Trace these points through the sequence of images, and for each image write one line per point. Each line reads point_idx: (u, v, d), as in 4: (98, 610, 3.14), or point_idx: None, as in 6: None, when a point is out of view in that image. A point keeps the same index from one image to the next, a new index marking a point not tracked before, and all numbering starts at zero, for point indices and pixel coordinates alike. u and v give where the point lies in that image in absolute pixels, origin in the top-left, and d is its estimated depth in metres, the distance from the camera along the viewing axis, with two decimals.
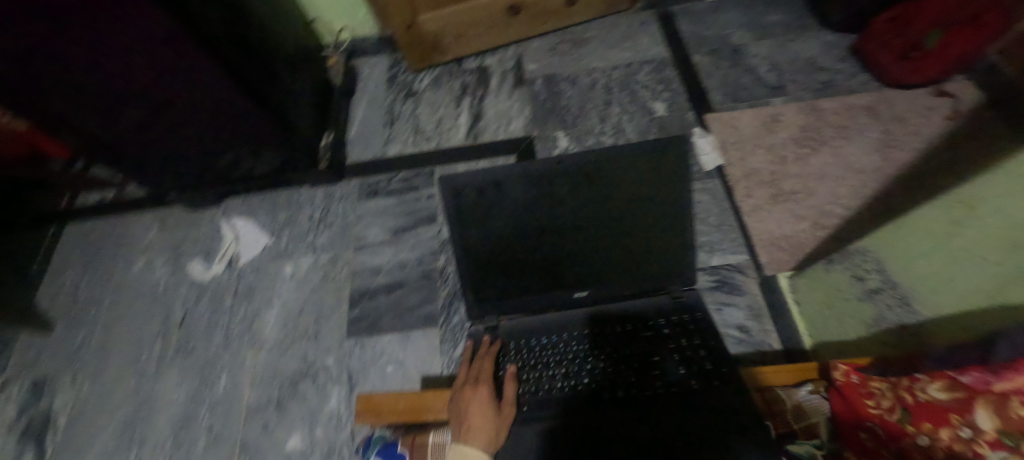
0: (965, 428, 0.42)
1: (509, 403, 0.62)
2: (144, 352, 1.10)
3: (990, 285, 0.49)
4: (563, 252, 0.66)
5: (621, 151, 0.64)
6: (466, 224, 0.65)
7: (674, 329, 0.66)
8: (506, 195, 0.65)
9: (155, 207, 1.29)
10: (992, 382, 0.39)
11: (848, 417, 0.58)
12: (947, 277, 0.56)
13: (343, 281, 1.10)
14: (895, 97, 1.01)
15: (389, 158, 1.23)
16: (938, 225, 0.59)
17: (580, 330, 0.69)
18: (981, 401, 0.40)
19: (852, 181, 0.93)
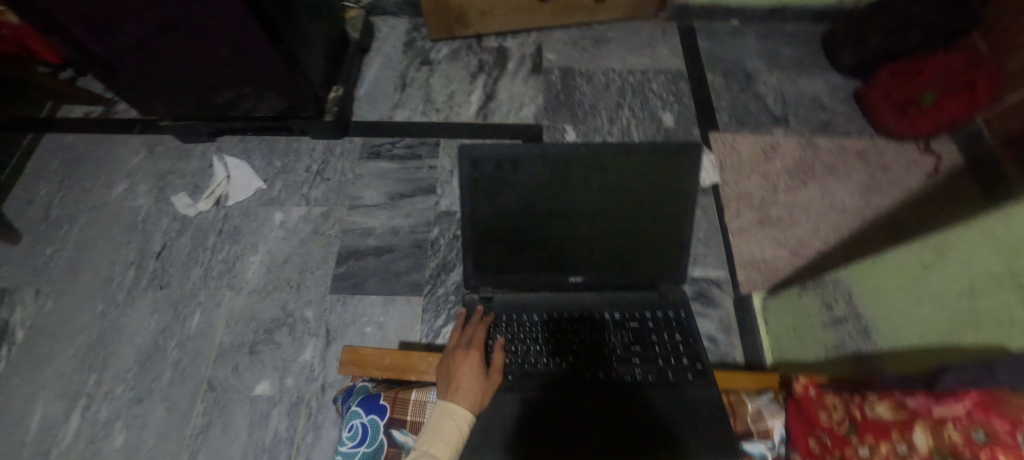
0: (901, 444, 0.49)
1: (496, 370, 0.65)
2: (115, 278, 1.08)
3: (945, 326, 0.55)
4: (564, 237, 0.69)
5: (640, 146, 0.64)
6: (479, 195, 0.66)
7: (658, 322, 0.71)
8: (522, 174, 0.65)
9: (145, 133, 1.25)
10: (933, 407, 0.47)
11: (801, 426, 0.65)
12: (902, 315, 0.62)
13: (333, 237, 1.10)
14: (884, 146, 1.07)
15: (396, 123, 1.22)
16: (902, 266, 0.63)
17: (570, 313, 0.73)
18: (920, 423, 0.48)
19: (833, 218, 0.99)
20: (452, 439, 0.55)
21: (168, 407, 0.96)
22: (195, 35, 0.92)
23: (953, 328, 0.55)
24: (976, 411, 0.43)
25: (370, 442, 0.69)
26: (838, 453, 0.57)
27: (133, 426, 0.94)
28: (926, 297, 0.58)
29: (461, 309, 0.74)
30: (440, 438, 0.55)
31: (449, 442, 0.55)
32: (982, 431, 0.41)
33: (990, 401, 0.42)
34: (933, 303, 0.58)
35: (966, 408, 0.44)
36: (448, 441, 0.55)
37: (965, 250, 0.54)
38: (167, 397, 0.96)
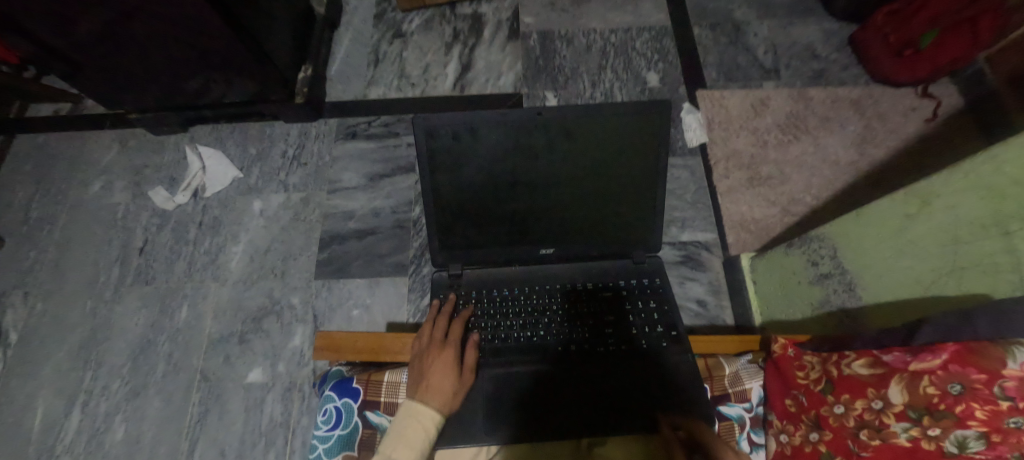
0: (877, 400, 0.47)
1: (469, 369, 0.63)
2: (101, 276, 1.07)
3: (927, 277, 0.53)
4: (532, 207, 0.66)
5: (604, 107, 0.60)
6: (439, 168, 0.62)
7: (633, 291, 0.68)
8: (481, 141, 0.61)
9: (116, 127, 1.22)
10: (909, 362, 0.44)
11: (778, 385, 0.62)
12: (884, 267, 0.59)
13: (314, 222, 1.07)
14: (881, 93, 1.01)
15: (371, 101, 1.18)
16: (887, 216, 0.58)
17: (542, 285, 0.70)
18: (896, 377, 0.45)
19: (828, 172, 0.95)
20: (418, 442, 0.53)
21: (164, 399, 0.96)
22: (149, 26, 0.88)
23: (936, 277, 0.52)
24: (953, 365, 0.41)
25: (345, 425, 0.67)
26: (813, 414, 0.53)
27: (132, 419, 0.95)
28: (909, 247, 0.55)
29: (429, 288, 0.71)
30: (404, 441, 0.53)
31: (414, 446, 0.53)
32: (957, 384, 0.40)
33: (966, 352, 0.41)
34: (915, 252, 0.54)
35: (943, 362, 0.42)
36: (414, 445, 0.53)
37: (952, 194, 0.50)
38: (162, 389, 0.96)
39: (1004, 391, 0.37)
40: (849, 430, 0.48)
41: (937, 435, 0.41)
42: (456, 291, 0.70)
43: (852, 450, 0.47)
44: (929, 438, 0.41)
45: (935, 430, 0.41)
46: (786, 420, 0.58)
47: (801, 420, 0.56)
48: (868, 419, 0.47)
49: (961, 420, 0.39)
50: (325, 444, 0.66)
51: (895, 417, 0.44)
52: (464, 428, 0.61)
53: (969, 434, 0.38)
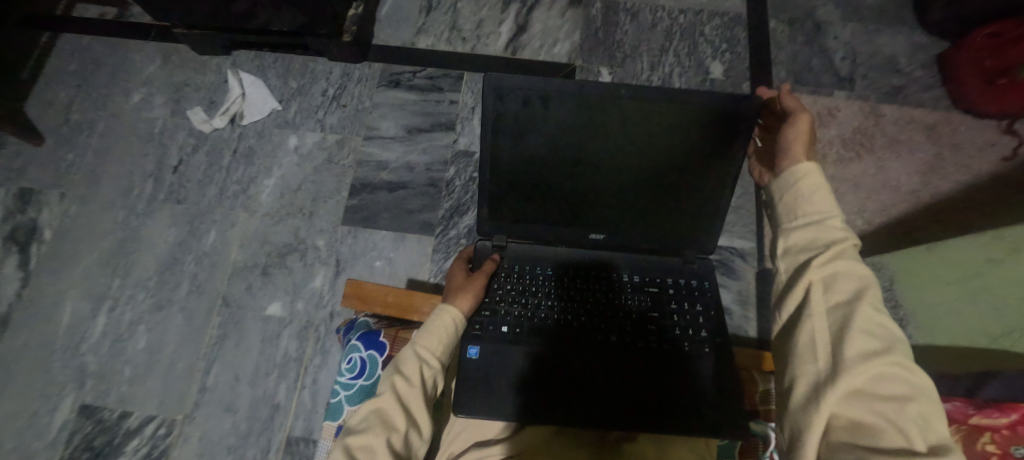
0: None
1: (483, 272, 0.66)
2: (135, 189, 1.08)
3: (995, 329, 0.59)
4: (590, 190, 0.64)
5: (688, 96, 0.56)
6: (502, 134, 0.60)
7: (680, 290, 0.67)
8: (552, 112, 0.58)
9: (160, 40, 1.20)
10: (972, 415, 0.50)
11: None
12: (956, 310, 0.65)
13: (347, 167, 1.06)
14: (959, 122, 0.95)
15: (419, 50, 1.14)
16: (969, 256, 0.64)
17: (588, 269, 0.69)
18: (954, 427, 0.51)
19: (884, 197, 0.90)
20: (442, 334, 0.59)
21: (187, 317, 0.99)
22: None
23: (1005, 331, 0.57)
24: (1022, 428, 0.47)
25: (368, 377, 0.69)
26: None
27: (155, 331, 0.98)
28: (982, 293, 0.61)
29: (469, 247, 0.72)
30: (428, 331, 0.59)
31: (442, 341, 0.58)
32: (1022, 448, 0.46)
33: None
34: (987, 298, 0.60)
35: (1011, 422, 0.48)
36: (436, 336, 0.58)
37: None
38: (185, 307, 0.99)
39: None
40: None
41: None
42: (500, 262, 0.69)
43: None
44: None
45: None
46: None
47: None
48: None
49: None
50: (348, 391, 0.69)
51: None
52: (498, 402, 0.62)
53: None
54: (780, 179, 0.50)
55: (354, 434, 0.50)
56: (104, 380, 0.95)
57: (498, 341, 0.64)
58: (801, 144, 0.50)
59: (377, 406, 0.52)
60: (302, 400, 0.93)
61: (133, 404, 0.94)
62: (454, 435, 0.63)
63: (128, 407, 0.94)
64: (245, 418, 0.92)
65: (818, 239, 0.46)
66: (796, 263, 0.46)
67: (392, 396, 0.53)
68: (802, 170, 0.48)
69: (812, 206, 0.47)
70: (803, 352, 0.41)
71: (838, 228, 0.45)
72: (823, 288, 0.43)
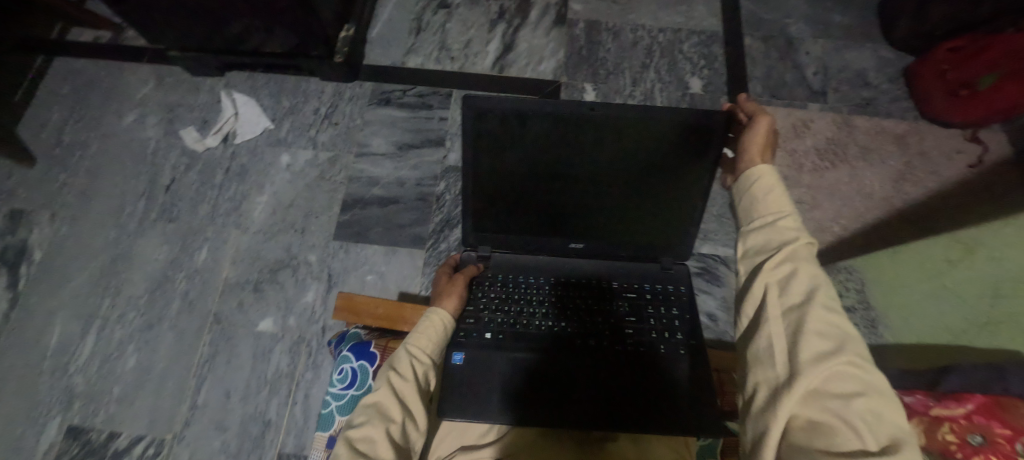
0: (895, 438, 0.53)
1: (463, 278, 0.68)
2: (127, 208, 1.09)
3: (957, 327, 0.61)
4: (570, 201, 0.66)
5: (659, 113, 0.58)
6: (482, 151, 0.61)
7: (656, 295, 0.69)
8: (529, 129, 0.60)
9: (154, 62, 1.22)
10: (932, 407, 0.51)
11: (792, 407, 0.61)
12: (923, 311, 0.68)
13: (339, 183, 1.08)
14: (927, 131, 0.99)
15: (408, 69, 1.17)
16: (930, 258, 0.68)
17: (569, 277, 0.71)
18: (917, 419, 0.51)
19: (859, 204, 0.94)
20: (432, 332, 0.60)
21: (177, 335, 0.99)
22: None
23: (967, 328, 0.59)
24: (978, 416, 0.46)
25: (360, 386, 0.70)
26: None
27: (145, 349, 0.98)
28: (944, 292, 0.64)
29: (454, 256, 0.74)
30: (420, 331, 0.60)
31: (434, 340, 0.60)
32: (979, 436, 0.45)
33: (993, 406, 0.46)
34: (949, 296, 0.63)
35: (968, 412, 0.47)
36: (427, 333, 0.60)
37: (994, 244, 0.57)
38: (176, 325, 0.99)
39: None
40: None
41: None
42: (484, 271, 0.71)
43: None
44: None
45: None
46: None
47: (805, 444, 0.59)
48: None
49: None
50: (339, 401, 0.70)
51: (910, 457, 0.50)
52: (482, 408, 0.63)
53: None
54: (740, 181, 0.53)
55: (352, 428, 0.51)
56: (92, 401, 0.95)
57: (480, 347, 0.66)
58: (759, 146, 0.54)
59: (374, 401, 0.53)
60: (294, 416, 0.93)
61: (122, 425, 0.93)
62: (440, 438, 0.63)
63: (117, 428, 0.93)
64: (236, 436, 0.91)
65: (772, 239, 0.48)
66: (754, 265, 0.49)
67: (388, 389, 0.53)
68: (758, 173, 0.51)
69: (769, 210, 0.50)
70: (762, 358, 0.43)
71: (791, 227, 0.47)
72: (778, 290, 0.45)
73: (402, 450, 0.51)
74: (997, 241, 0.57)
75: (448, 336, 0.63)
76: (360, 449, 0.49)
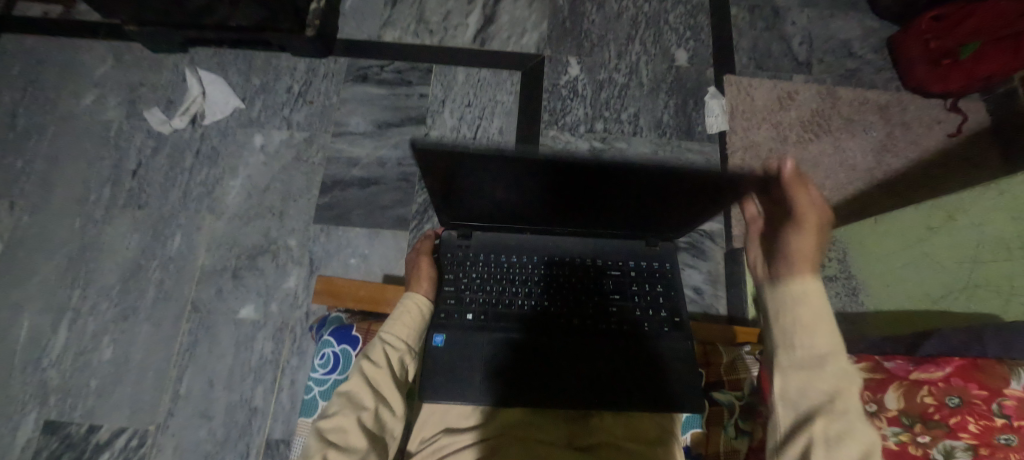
0: (872, 403, 0.52)
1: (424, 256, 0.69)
2: (91, 195, 1.03)
3: (935, 292, 0.64)
4: (564, 206, 0.60)
5: (683, 169, 0.47)
6: (442, 179, 0.52)
7: (641, 273, 0.69)
8: (491, 166, 0.49)
9: (110, 39, 1.14)
10: (912, 370, 0.51)
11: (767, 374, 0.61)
12: (896, 277, 0.70)
13: (316, 164, 1.04)
14: (909, 101, 1.00)
15: (385, 44, 1.12)
16: (911, 226, 0.68)
17: (553, 257, 0.69)
18: (896, 383, 0.51)
19: (841, 176, 0.95)
20: (413, 323, 0.62)
21: (154, 325, 0.96)
22: None
23: (947, 291, 0.63)
24: (956, 379, 0.47)
25: (341, 371, 0.70)
26: None
27: (121, 341, 0.95)
28: (925, 259, 0.65)
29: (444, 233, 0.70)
30: (400, 320, 0.62)
31: (410, 327, 0.62)
32: (957, 397, 0.46)
33: (970, 369, 0.47)
34: (932, 264, 0.65)
35: (946, 375, 0.48)
36: (408, 324, 0.62)
37: (982, 214, 0.59)
38: (152, 315, 0.96)
39: (1003, 408, 0.44)
40: None
41: (926, 442, 0.47)
42: (463, 252, 0.69)
43: None
44: (919, 444, 0.47)
45: (925, 438, 0.47)
46: None
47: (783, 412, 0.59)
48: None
49: (954, 431, 0.45)
50: (322, 386, 0.69)
51: (888, 421, 0.50)
52: (463, 388, 0.62)
53: (958, 445, 0.44)
54: (778, 296, 0.50)
55: (323, 419, 0.52)
56: (68, 395, 0.91)
57: (463, 329, 0.64)
58: (808, 260, 0.49)
59: (346, 390, 0.55)
60: (280, 403, 0.91)
61: (102, 418, 0.90)
62: (422, 421, 0.62)
63: (97, 421, 0.90)
64: (222, 424, 0.90)
65: (816, 382, 0.45)
66: (800, 414, 0.45)
67: (360, 377, 0.55)
68: (802, 294, 0.48)
69: (819, 347, 0.46)
70: None
71: (840, 371, 0.45)
72: (824, 446, 0.42)
73: (375, 435, 0.53)
74: (985, 209, 0.59)
75: (427, 320, 0.64)
76: (331, 438, 0.50)
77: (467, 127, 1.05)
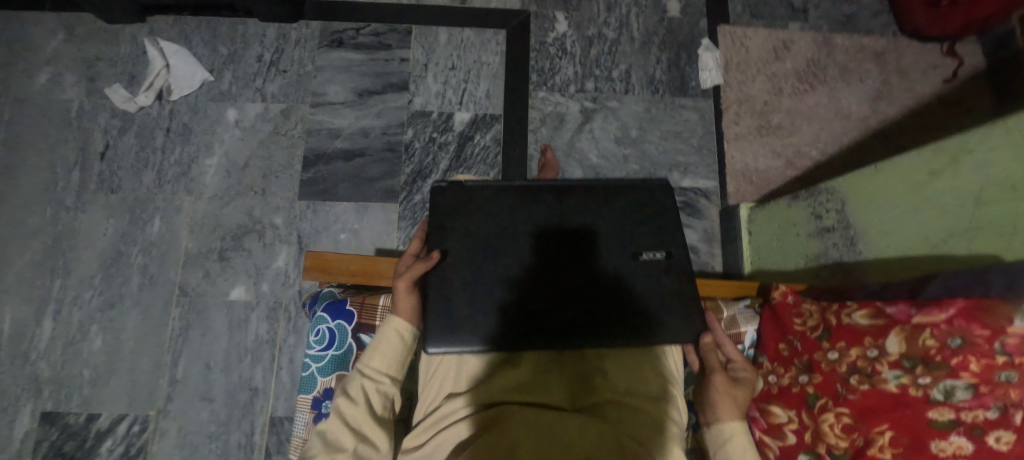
0: (873, 349, 0.51)
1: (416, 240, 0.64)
2: (60, 180, 0.98)
3: (937, 237, 0.54)
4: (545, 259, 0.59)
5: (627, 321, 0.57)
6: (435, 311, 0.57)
7: (649, 217, 0.62)
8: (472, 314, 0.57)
9: (58, 10, 1.05)
10: (914, 315, 0.48)
11: (770, 332, 0.65)
12: (893, 224, 0.60)
13: (297, 138, 1.00)
14: (906, 47, 0.97)
15: (360, 4, 1.05)
16: (913, 170, 0.57)
17: (550, 206, 0.61)
18: (896, 329, 0.49)
19: (835, 127, 0.94)
20: (391, 350, 0.58)
21: (143, 312, 0.93)
22: None
23: (949, 236, 0.53)
24: (959, 320, 0.44)
25: (339, 347, 0.69)
26: (806, 358, 0.58)
27: (110, 330, 0.92)
28: (927, 205, 0.55)
29: (435, 250, 0.59)
30: (376, 351, 0.58)
31: (390, 355, 0.58)
32: (959, 338, 0.43)
33: (973, 309, 0.43)
34: (936, 210, 0.54)
35: (949, 317, 0.45)
36: (384, 351, 0.58)
37: (987, 150, 0.48)
38: (140, 302, 0.93)
39: (1004, 346, 0.40)
40: (840, 374, 0.53)
41: (927, 383, 0.45)
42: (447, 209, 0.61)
43: (840, 393, 0.52)
44: (919, 386, 0.45)
45: (926, 379, 0.45)
46: (777, 362, 0.61)
47: (792, 363, 0.59)
48: (862, 365, 0.51)
49: (955, 371, 0.43)
50: (319, 363, 0.69)
51: (889, 365, 0.48)
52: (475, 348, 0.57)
53: (958, 385, 0.42)
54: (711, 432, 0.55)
55: None
56: (63, 386, 0.90)
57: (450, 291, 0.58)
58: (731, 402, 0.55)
59: (321, 431, 0.53)
60: (281, 381, 0.91)
61: (100, 406, 0.89)
62: (426, 387, 0.59)
63: (96, 410, 0.89)
64: (224, 405, 0.90)
65: None
66: None
67: (338, 421, 0.53)
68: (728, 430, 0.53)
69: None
70: None
71: None
72: None
73: None
74: (996, 143, 0.47)
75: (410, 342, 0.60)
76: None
77: (453, 91, 1.00)
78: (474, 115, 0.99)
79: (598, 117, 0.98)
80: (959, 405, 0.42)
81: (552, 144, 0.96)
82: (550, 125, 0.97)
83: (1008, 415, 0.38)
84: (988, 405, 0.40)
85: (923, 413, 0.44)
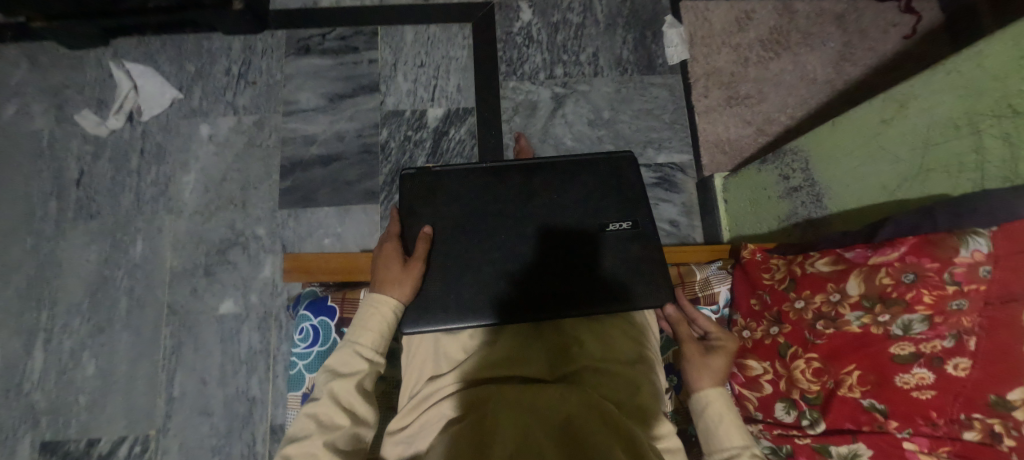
0: (835, 293, 0.52)
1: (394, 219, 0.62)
2: (37, 210, 0.97)
3: (893, 182, 0.56)
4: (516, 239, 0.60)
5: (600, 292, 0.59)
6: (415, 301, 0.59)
7: (613, 189, 0.63)
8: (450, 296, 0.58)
9: (20, 40, 1.04)
10: (870, 256, 0.49)
11: (742, 290, 0.66)
12: (852, 175, 0.61)
13: (273, 148, 1.00)
14: (865, 7, 0.99)
15: (324, 10, 1.05)
16: (864, 120, 0.58)
17: (517, 187, 0.62)
18: (855, 271, 0.50)
19: (802, 91, 0.95)
20: (378, 327, 0.55)
21: (134, 334, 0.93)
22: None
23: (904, 181, 0.55)
24: (910, 257, 0.45)
25: (324, 342, 0.69)
26: (776, 310, 0.58)
27: (102, 355, 0.92)
28: (881, 152, 0.56)
29: (427, 225, 0.60)
30: (363, 326, 0.55)
31: (377, 330, 0.55)
32: (911, 273, 0.45)
33: (923, 244, 0.45)
34: (889, 157, 0.56)
35: (901, 254, 0.46)
36: (370, 328, 0.55)
37: (932, 94, 0.49)
38: (129, 324, 0.93)
39: (953, 277, 0.42)
40: (807, 321, 0.54)
41: (886, 320, 0.46)
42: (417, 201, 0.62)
43: (808, 339, 0.53)
44: (880, 323, 0.47)
45: (885, 317, 0.46)
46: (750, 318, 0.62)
47: (763, 316, 0.60)
48: (825, 311, 0.52)
49: (910, 305, 0.44)
50: (306, 360, 0.69)
51: (851, 307, 0.50)
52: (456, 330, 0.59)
53: (914, 319, 0.44)
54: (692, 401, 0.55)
55: (294, 443, 0.47)
56: (59, 414, 0.89)
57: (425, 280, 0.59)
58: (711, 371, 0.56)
59: (312, 411, 0.50)
60: (277, 389, 0.91)
61: (98, 431, 0.89)
62: (409, 369, 0.59)
63: (93, 436, 0.89)
64: (223, 418, 0.90)
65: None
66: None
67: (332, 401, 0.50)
68: (706, 398, 0.54)
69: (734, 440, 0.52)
70: None
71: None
72: None
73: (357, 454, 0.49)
74: (939, 87, 0.48)
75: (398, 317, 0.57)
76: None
77: (424, 88, 1.01)
78: (447, 109, 0.99)
79: (569, 101, 0.98)
80: (917, 338, 0.44)
81: (526, 132, 0.97)
82: (524, 113, 0.98)
83: (962, 343, 0.41)
84: (943, 335, 0.42)
85: (886, 348, 0.46)
